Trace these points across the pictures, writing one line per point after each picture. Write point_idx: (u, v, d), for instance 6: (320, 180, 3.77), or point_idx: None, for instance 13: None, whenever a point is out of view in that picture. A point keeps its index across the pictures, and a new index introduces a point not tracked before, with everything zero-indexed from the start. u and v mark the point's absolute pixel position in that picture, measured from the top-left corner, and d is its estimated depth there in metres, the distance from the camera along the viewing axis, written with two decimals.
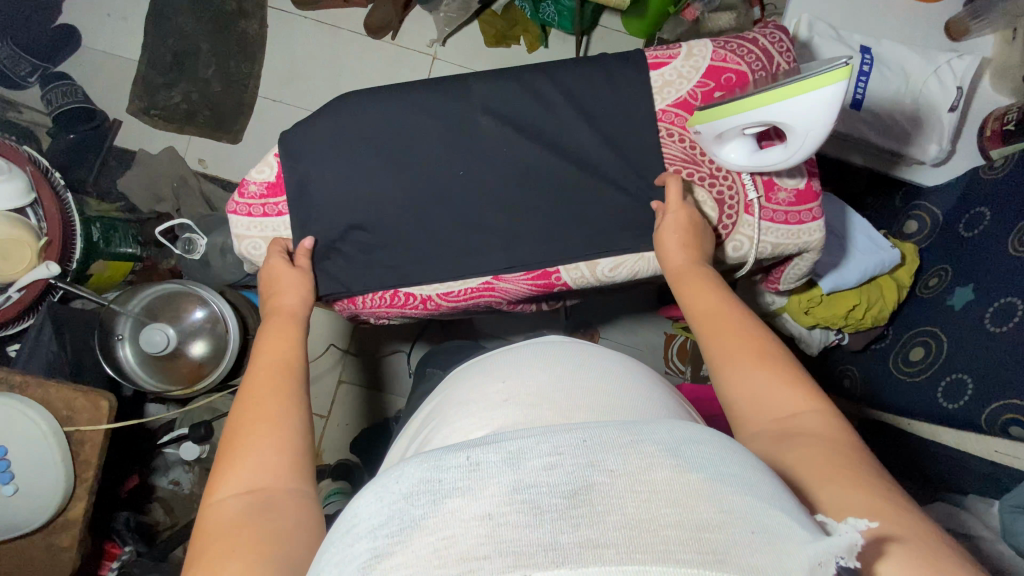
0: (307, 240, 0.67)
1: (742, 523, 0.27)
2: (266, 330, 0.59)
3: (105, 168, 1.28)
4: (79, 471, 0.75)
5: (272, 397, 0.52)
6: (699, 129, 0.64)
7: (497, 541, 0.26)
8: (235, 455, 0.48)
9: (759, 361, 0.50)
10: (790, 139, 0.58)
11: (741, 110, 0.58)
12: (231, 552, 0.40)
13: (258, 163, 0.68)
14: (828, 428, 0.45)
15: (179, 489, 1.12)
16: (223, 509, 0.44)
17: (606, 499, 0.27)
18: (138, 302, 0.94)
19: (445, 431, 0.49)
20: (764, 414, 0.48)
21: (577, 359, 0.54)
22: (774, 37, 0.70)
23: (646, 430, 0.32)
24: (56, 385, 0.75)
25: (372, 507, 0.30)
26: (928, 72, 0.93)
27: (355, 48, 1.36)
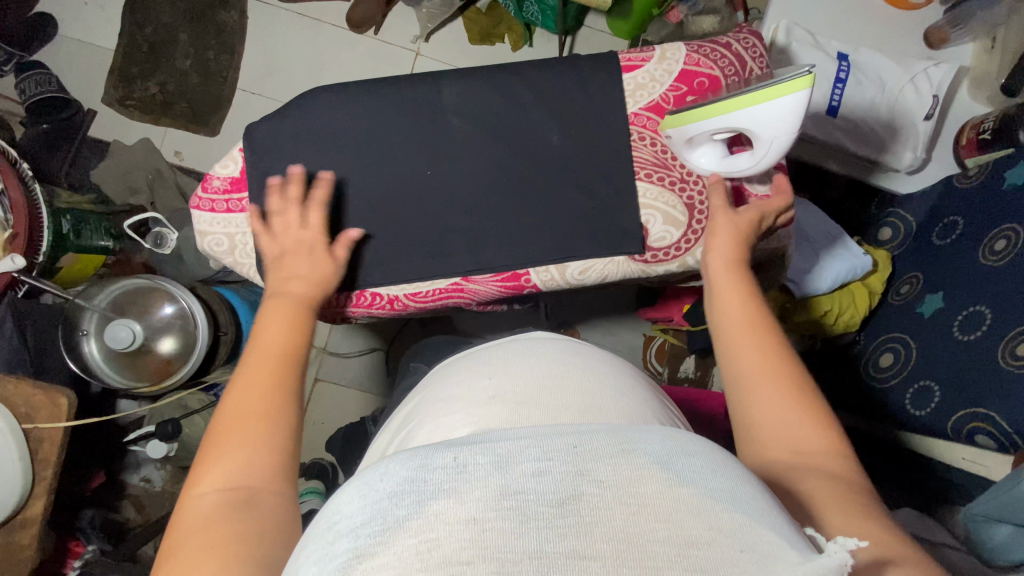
0: (353, 231, 0.64)
1: (734, 539, 0.26)
2: (266, 314, 0.56)
3: (78, 159, 1.26)
4: (38, 470, 0.73)
5: (268, 385, 0.50)
6: (668, 133, 0.64)
7: (483, 547, 0.25)
8: (220, 446, 0.46)
9: (788, 391, 0.49)
10: (757, 146, 0.58)
11: (708, 116, 0.58)
12: (205, 554, 0.39)
13: (222, 158, 0.67)
14: (844, 473, 0.45)
15: (150, 487, 1.13)
16: (199, 507, 0.42)
17: (594, 511, 0.27)
18: (104, 297, 0.92)
19: (426, 432, 0.49)
20: (785, 443, 0.47)
21: (563, 358, 0.54)
22: (747, 42, 0.69)
23: (638, 438, 0.31)
24: (15, 381, 0.73)
25: (355, 505, 0.29)
26: (904, 79, 0.93)
27: (337, 42, 1.35)
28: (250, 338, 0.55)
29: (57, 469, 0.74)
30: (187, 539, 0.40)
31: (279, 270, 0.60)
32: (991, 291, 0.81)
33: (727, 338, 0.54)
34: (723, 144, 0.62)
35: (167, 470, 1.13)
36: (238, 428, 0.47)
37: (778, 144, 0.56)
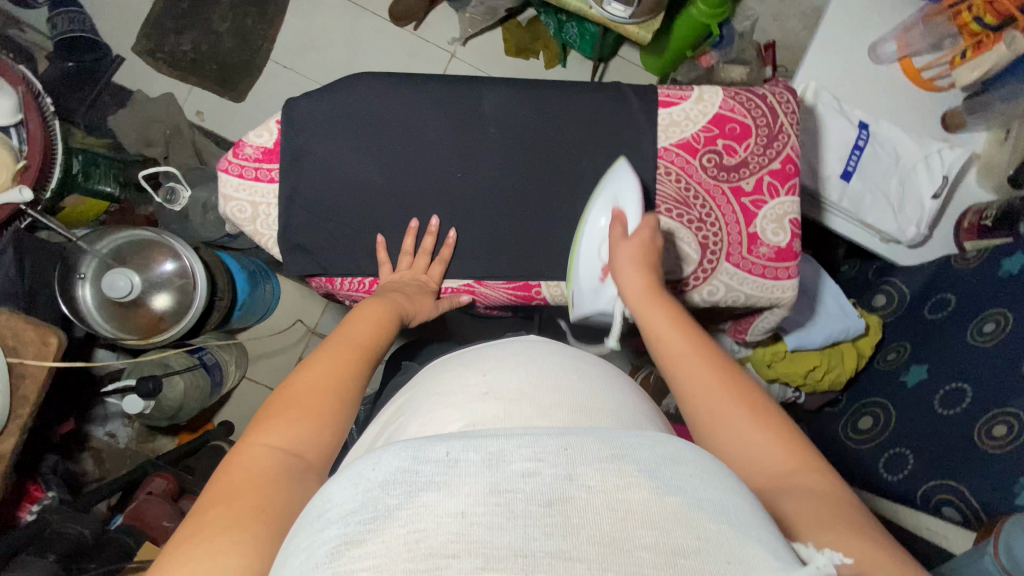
0: (467, 298, 0.72)
1: (720, 550, 0.29)
2: (364, 308, 0.61)
3: (97, 102, 1.25)
4: (15, 407, 0.71)
5: (344, 374, 0.52)
6: (577, 292, 0.67)
7: (467, 541, 0.28)
8: (285, 410, 0.48)
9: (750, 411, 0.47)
10: (625, 215, 0.61)
11: (580, 235, 0.66)
12: (234, 514, 0.40)
13: (258, 126, 0.67)
14: (820, 484, 0.43)
15: (114, 441, 1.17)
16: (256, 456, 0.44)
17: (580, 513, 0.30)
18: (108, 243, 0.92)
19: (425, 423, 0.50)
20: (758, 470, 0.45)
21: (567, 363, 0.56)
22: (782, 97, 0.71)
23: (627, 446, 0.34)
24: (8, 314, 0.72)
25: (346, 494, 0.33)
26: (918, 157, 0.97)
27: (375, 31, 1.36)
28: (340, 322, 0.58)
29: (34, 408, 0.72)
30: (225, 493, 0.41)
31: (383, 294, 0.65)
32: (974, 370, 0.84)
33: (673, 375, 0.51)
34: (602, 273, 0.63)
35: (134, 427, 1.20)
36: (313, 400, 0.49)
37: (629, 195, 0.61)
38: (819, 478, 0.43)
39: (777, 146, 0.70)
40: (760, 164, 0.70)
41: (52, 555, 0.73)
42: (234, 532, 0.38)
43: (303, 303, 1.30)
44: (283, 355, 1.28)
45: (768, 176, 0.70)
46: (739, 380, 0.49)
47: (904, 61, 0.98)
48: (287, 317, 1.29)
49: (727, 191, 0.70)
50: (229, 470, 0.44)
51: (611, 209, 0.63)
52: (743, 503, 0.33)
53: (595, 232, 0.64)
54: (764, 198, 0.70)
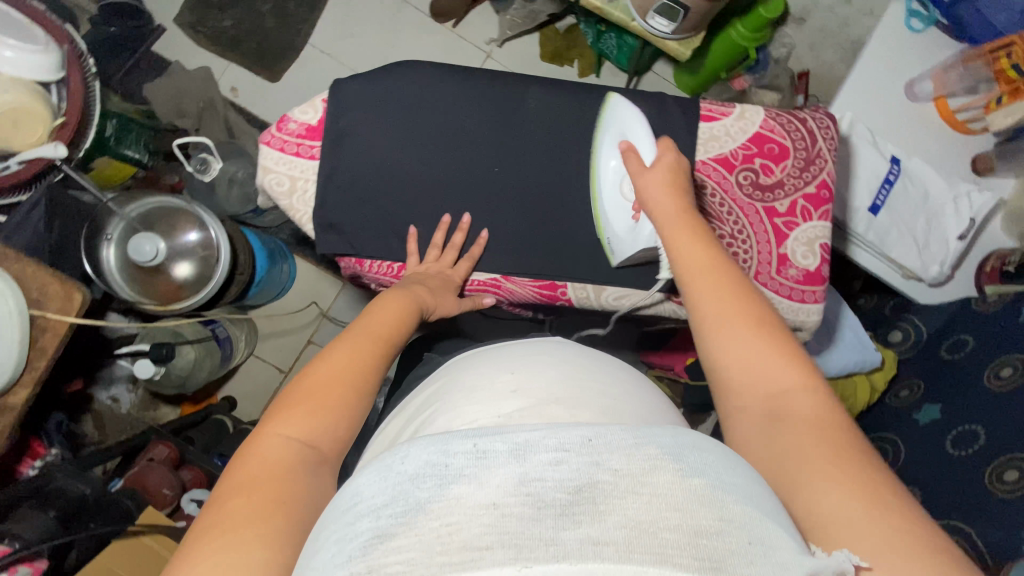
0: (489, 300, 0.71)
1: (742, 533, 0.29)
2: (387, 299, 0.60)
3: (135, 69, 1.27)
4: (32, 358, 0.71)
5: (365, 368, 0.52)
6: (613, 238, 0.65)
7: (500, 532, 0.28)
8: (303, 400, 0.47)
9: (759, 332, 0.47)
10: (636, 149, 0.60)
11: (597, 180, 0.66)
12: (254, 508, 0.40)
13: (304, 103, 0.68)
14: (818, 410, 0.44)
15: (117, 406, 1.18)
16: (274, 447, 0.44)
17: (610, 499, 0.30)
18: (136, 208, 0.93)
19: (451, 414, 0.50)
20: (756, 387, 0.46)
21: (589, 366, 0.56)
22: (822, 122, 0.72)
23: (651, 432, 0.34)
24: (34, 265, 0.72)
25: (375, 486, 0.33)
26: (947, 197, 0.98)
27: (414, 25, 1.37)
28: (362, 313, 0.58)
29: (50, 362, 0.72)
30: (244, 485, 0.42)
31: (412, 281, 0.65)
32: (988, 413, 0.84)
33: (688, 286, 0.51)
34: (635, 211, 0.61)
35: (137, 393, 1.22)
36: (333, 392, 0.49)
37: (635, 128, 0.61)
38: (831, 418, 0.43)
39: (814, 170, 0.71)
40: (795, 186, 0.70)
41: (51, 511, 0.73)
42: (255, 531, 0.39)
43: (319, 285, 1.30)
44: (294, 336, 1.29)
45: (803, 199, 0.70)
46: (754, 302, 0.49)
47: (938, 100, 0.98)
48: (300, 298, 1.30)
49: (760, 210, 0.70)
50: (244, 460, 0.44)
51: (618, 146, 0.63)
52: (762, 498, 0.33)
53: (609, 169, 0.64)
54: (796, 221, 0.70)
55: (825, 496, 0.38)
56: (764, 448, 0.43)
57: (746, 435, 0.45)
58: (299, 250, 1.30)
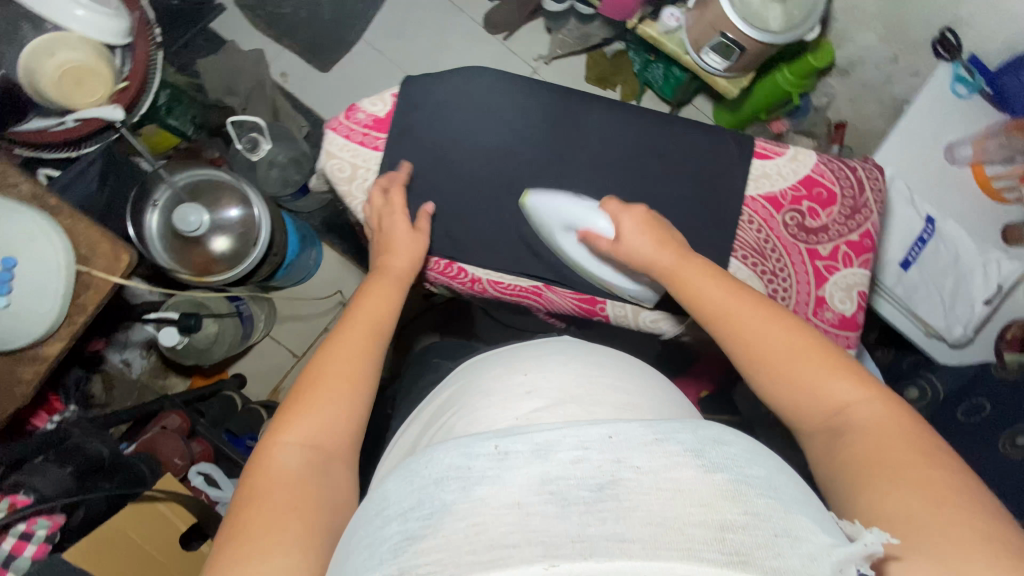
0: (429, 206, 0.68)
1: (769, 525, 0.31)
2: (368, 288, 0.61)
3: (191, 44, 1.29)
4: (72, 314, 0.71)
5: (354, 352, 0.54)
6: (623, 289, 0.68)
7: (526, 531, 0.30)
8: (305, 402, 0.50)
9: (804, 357, 0.51)
10: (594, 229, 0.64)
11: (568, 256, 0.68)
12: (271, 508, 0.43)
13: (375, 95, 0.70)
14: (879, 418, 0.46)
15: (128, 370, 1.18)
16: (283, 455, 0.47)
17: (631, 495, 0.31)
18: (184, 178, 0.95)
19: (467, 421, 0.50)
20: (815, 407, 0.49)
21: (604, 362, 0.57)
22: (871, 173, 0.74)
23: (670, 430, 0.36)
24: (87, 223, 0.72)
25: (402, 492, 0.35)
26: (978, 261, 0.99)
27: (467, 32, 1.40)
28: (347, 305, 0.59)
29: (88, 319, 0.72)
30: (257, 491, 0.44)
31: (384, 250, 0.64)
32: (1003, 479, 0.85)
33: (720, 329, 0.55)
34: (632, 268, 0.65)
35: (150, 360, 1.22)
36: (328, 388, 0.51)
37: (578, 210, 0.65)
38: (897, 427, 0.45)
39: (859, 219, 0.72)
40: (840, 232, 0.72)
41: (70, 467, 0.72)
42: (276, 537, 0.41)
43: (343, 274, 1.31)
44: (313, 322, 1.30)
45: (845, 246, 0.72)
46: (787, 330, 0.52)
47: (975, 166, 1.00)
48: (323, 285, 1.31)
49: (803, 252, 0.71)
50: (256, 469, 0.46)
51: (574, 230, 0.65)
52: (787, 492, 0.34)
53: (577, 250, 0.67)
54: (837, 265, 0.71)
55: (897, 499, 0.40)
56: (835, 463, 0.46)
57: (818, 454, 0.48)
58: (327, 237, 1.30)
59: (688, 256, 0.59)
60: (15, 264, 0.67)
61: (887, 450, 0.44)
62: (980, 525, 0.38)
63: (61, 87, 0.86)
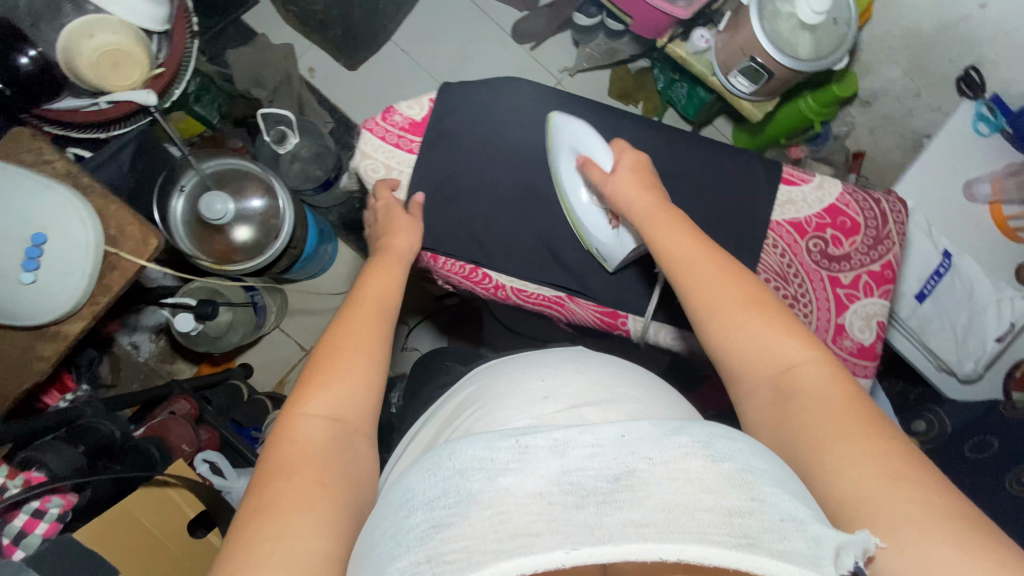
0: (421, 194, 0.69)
1: (775, 510, 0.32)
2: (373, 266, 0.62)
3: (222, 35, 1.31)
4: (95, 294, 0.71)
5: (362, 330, 0.54)
6: (598, 247, 0.68)
7: (550, 520, 0.31)
8: (324, 379, 0.50)
9: (758, 312, 0.51)
10: (594, 159, 0.64)
11: (565, 198, 0.68)
12: (291, 480, 0.43)
13: (412, 99, 0.73)
14: (828, 383, 0.47)
15: (135, 352, 1.21)
16: (307, 428, 0.47)
17: (647, 484, 0.32)
18: (212, 166, 0.95)
19: (489, 417, 0.51)
20: (765, 364, 0.49)
21: (620, 370, 0.57)
22: (895, 206, 0.74)
23: (681, 427, 0.37)
24: (117, 204, 0.73)
25: (428, 482, 0.36)
26: (990, 297, 1.00)
27: (494, 41, 1.41)
28: (354, 285, 0.59)
29: (111, 299, 0.72)
30: (275, 465, 0.44)
31: (385, 231, 0.66)
32: None
33: (680, 277, 0.54)
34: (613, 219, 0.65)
35: (158, 344, 1.24)
36: (339, 365, 0.51)
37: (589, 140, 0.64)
38: (843, 392, 0.46)
39: (881, 250, 0.73)
40: (861, 262, 0.72)
41: (82, 446, 0.71)
42: (302, 511, 0.41)
43: (357, 271, 1.31)
44: (323, 317, 1.30)
45: (866, 275, 0.72)
46: (747, 286, 0.52)
47: (993, 205, 1.00)
48: (337, 280, 1.31)
49: (825, 279, 0.72)
50: (281, 443, 0.46)
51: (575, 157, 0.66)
52: (792, 488, 0.35)
53: (572, 178, 0.66)
54: (858, 294, 0.72)
55: (852, 468, 0.41)
56: (778, 424, 0.46)
57: (760, 412, 0.48)
58: (344, 234, 1.32)
59: (670, 207, 0.58)
60: (45, 240, 0.67)
61: (834, 416, 0.44)
62: (925, 495, 0.39)
63: (97, 68, 0.87)
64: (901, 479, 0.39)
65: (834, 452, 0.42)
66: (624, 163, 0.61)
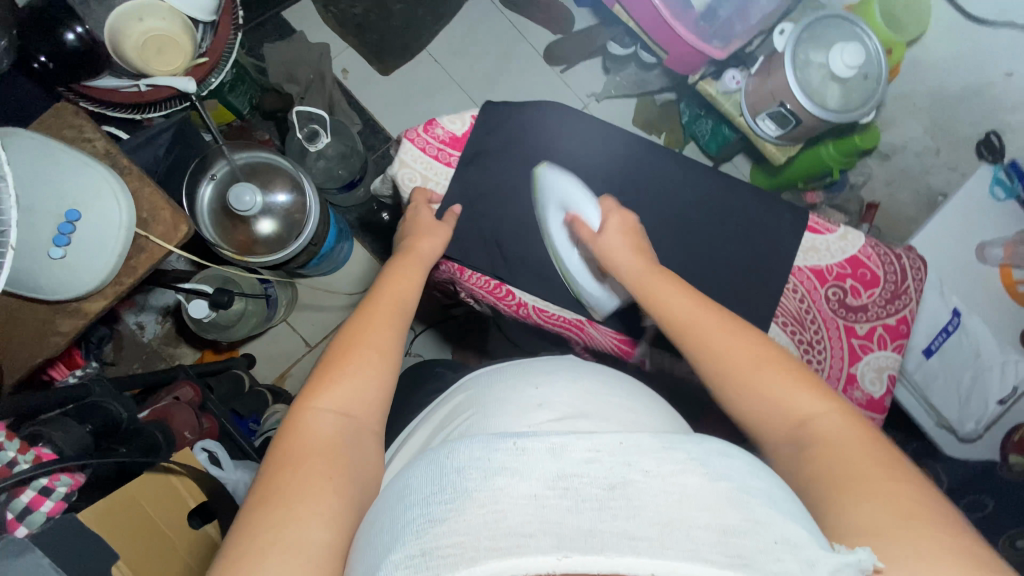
0: (456, 207, 0.72)
1: (770, 532, 0.32)
2: (391, 264, 0.63)
3: (261, 29, 1.32)
4: (122, 274, 0.72)
5: (379, 324, 0.55)
6: (585, 293, 0.73)
7: (543, 522, 0.32)
8: (335, 371, 0.50)
9: (764, 367, 0.52)
10: (584, 218, 0.70)
11: (556, 257, 0.73)
12: (298, 468, 0.43)
13: (454, 115, 0.75)
14: (839, 430, 0.47)
15: (139, 333, 1.21)
16: (318, 418, 0.47)
17: (640, 496, 0.33)
18: (244, 158, 0.97)
19: (484, 422, 0.49)
20: (777, 419, 0.50)
21: (632, 388, 0.57)
22: (914, 263, 0.76)
23: (681, 442, 0.37)
24: (153, 187, 0.74)
25: (428, 480, 0.36)
26: (996, 360, 1.01)
27: (527, 60, 1.43)
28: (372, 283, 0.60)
29: (135, 281, 0.73)
30: (284, 450, 0.45)
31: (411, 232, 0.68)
32: None
33: (683, 336, 0.56)
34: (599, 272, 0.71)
35: (163, 326, 1.23)
36: (349, 357, 0.51)
37: (576, 198, 0.71)
38: (855, 437, 0.46)
39: (898, 304, 0.74)
40: (877, 315, 0.73)
41: (88, 425, 0.71)
42: (305, 494, 0.41)
43: (369, 273, 1.32)
44: (332, 316, 1.31)
45: (881, 328, 0.73)
46: (749, 339, 0.54)
47: (1004, 268, 1.02)
48: (348, 280, 1.32)
49: (842, 328, 0.73)
50: (290, 431, 0.47)
51: (565, 211, 0.72)
52: (787, 508, 0.35)
53: (560, 232, 0.72)
54: (871, 346, 0.73)
55: (866, 507, 0.41)
56: (794, 473, 0.46)
57: (781, 469, 0.48)
58: (360, 235, 1.33)
59: (660, 268, 0.62)
60: (78, 217, 0.66)
61: (846, 459, 0.45)
62: (938, 538, 0.38)
63: (143, 52, 0.89)
64: (913, 518, 0.39)
65: (847, 491, 0.42)
66: (614, 223, 0.67)
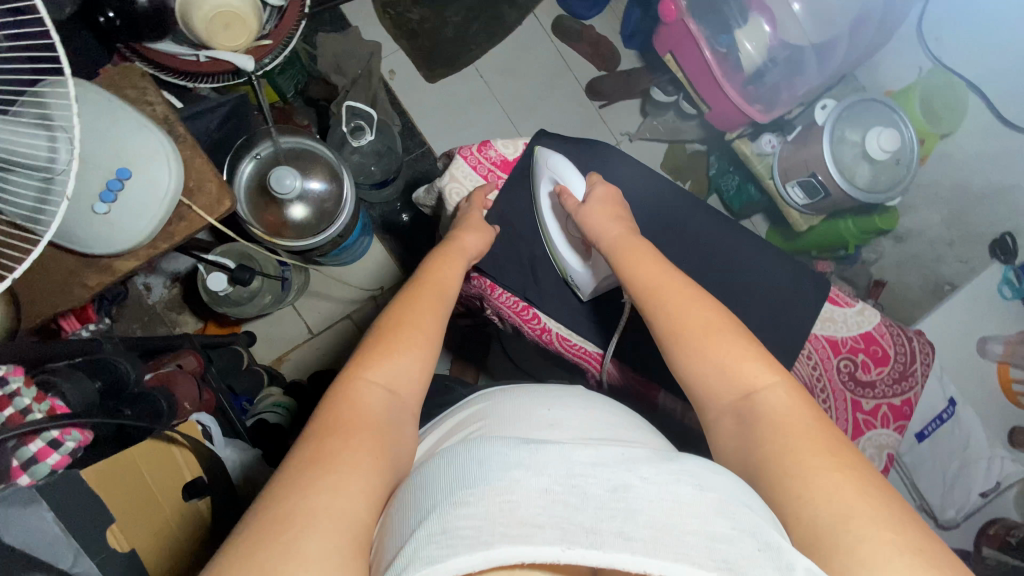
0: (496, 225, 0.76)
1: (751, 539, 0.33)
2: (433, 257, 0.67)
3: (318, 17, 1.34)
4: (159, 239, 0.73)
5: (419, 310, 0.57)
6: (571, 273, 0.76)
7: (553, 515, 0.33)
8: (378, 348, 0.52)
9: (717, 333, 0.55)
10: (569, 188, 0.73)
11: (546, 234, 0.77)
12: (335, 429, 0.44)
13: (509, 140, 0.82)
14: (784, 402, 0.50)
15: (145, 295, 1.21)
16: (362, 387, 0.49)
17: (637, 498, 0.33)
18: (289, 142, 0.98)
19: (498, 429, 0.50)
20: (725, 388, 0.53)
21: (645, 427, 0.59)
22: (924, 345, 0.78)
23: (678, 457, 0.38)
24: (203, 158, 0.76)
25: (450, 467, 0.37)
26: (983, 453, 1.04)
27: (569, 90, 1.47)
28: (415, 273, 0.64)
29: (170, 246, 0.74)
30: (325, 412, 0.46)
31: (462, 225, 0.73)
32: None
33: (647, 300, 0.60)
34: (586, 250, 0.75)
35: (170, 292, 1.23)
36: (393, 337, 0.54)
37: (564, 169, 0.74)
38: (799, 411, 0.49)
39: (904, 385, 0.76)
40: (884, 393, 0.76)
41: (98, 382, 0.71)
42: (340, 451, 0.42)
43: (384, 271, 1.33)
44: (341, 307, 1.32)
45: (886, 406, 0.76)
46: (711, 311, 0.57)
47: (1001, 365, 1.06)
48: (362, 275, 1.33)
49: (849, 400, 0.75)
50: (332, 398, 0.48)
51: (554, 183, 0.75)
52: (768, 521, 0.37)
53: (546, 202, 0.76)
54: (874, 422, 0.75)
55: (823, 490, 0.42)
56: (741, 452, 0.49)
57: (725, 440, 0.51)
58: (381, 232, 1.34)
59: (637, 237, 0.66)
60: (129, 176, 0.66)
61: (794, 437, 0.47)
62: (887, 517, 0.41)
63: (209, 27, 0.88)
64: (866, 501, 0.42)
65: (804, 475, 0.44)
66: (597, 194, 0.70)
